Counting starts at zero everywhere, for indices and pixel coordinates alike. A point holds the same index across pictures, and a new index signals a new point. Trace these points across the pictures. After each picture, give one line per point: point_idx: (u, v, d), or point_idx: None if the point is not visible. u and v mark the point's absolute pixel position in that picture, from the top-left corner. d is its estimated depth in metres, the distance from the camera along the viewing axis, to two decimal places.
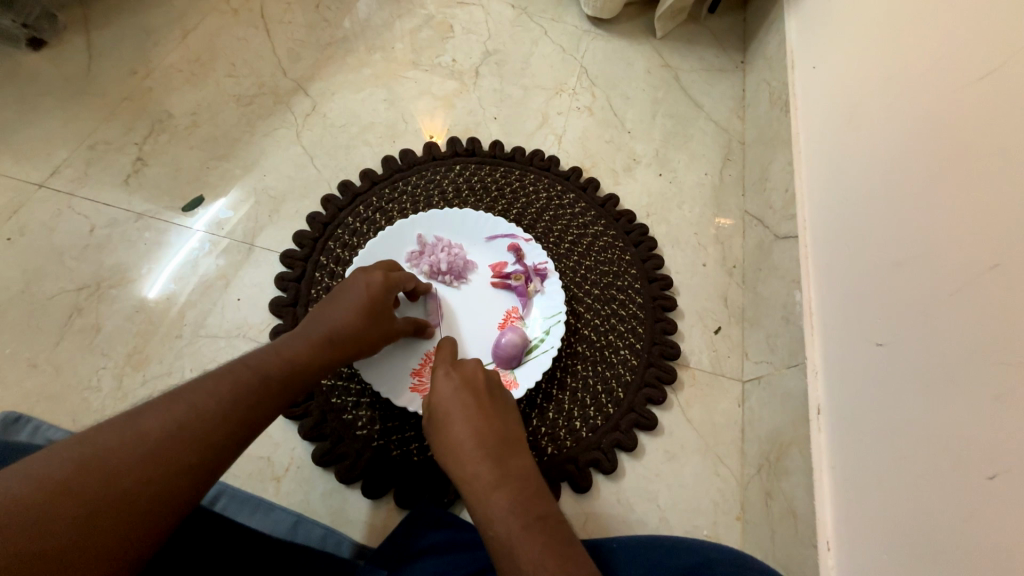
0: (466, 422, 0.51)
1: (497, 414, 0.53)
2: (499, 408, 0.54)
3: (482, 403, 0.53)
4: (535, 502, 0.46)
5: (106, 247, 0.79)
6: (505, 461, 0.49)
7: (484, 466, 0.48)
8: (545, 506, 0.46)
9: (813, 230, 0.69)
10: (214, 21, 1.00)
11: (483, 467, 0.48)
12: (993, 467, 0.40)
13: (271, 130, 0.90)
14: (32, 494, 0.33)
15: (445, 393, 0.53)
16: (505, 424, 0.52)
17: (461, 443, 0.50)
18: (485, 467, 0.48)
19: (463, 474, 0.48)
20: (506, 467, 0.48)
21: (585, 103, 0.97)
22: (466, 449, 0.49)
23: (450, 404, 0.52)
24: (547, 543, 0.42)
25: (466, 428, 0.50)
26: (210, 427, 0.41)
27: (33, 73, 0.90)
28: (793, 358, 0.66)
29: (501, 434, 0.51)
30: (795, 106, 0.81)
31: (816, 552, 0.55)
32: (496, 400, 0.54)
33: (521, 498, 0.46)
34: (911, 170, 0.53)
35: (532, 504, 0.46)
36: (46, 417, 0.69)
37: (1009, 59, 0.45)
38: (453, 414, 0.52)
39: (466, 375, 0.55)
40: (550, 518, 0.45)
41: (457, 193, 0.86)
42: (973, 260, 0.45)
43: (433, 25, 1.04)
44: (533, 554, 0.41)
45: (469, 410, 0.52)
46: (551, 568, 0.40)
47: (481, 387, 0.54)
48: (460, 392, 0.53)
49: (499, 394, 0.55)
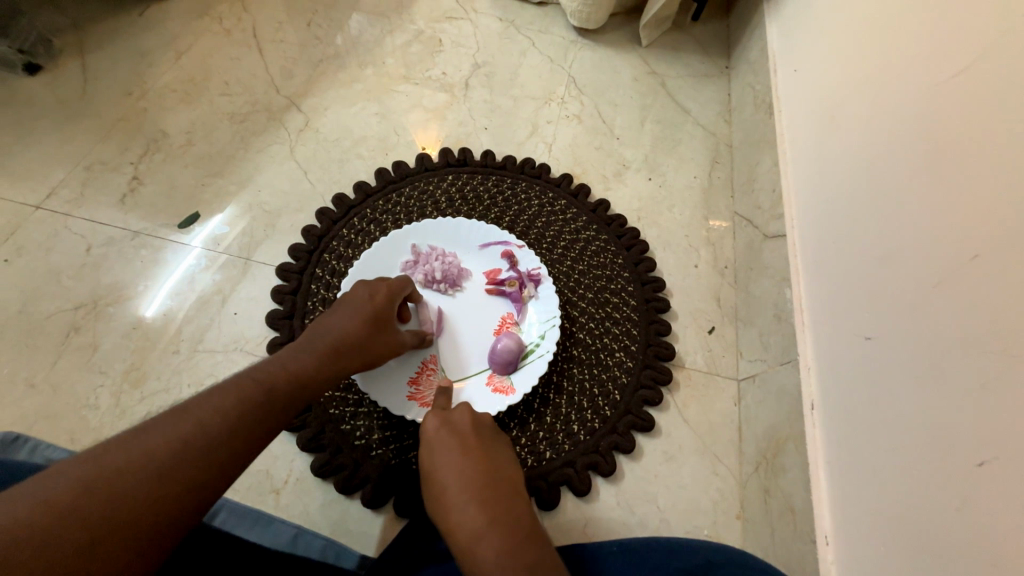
0: (452, 465, 0.52)
1: (484, 455, 0.54)
2: (486, 448, 0.55)
3: (469, 444, 0.54)
4: (524, 542, 0.45)
5: (102, 266, 0.80)
6: (492, 502, 0.49)
7: (470, 509, 0.48)
8: (533, 545, 0.45)
9: (800, 227, 0.70)
10: (207, 42, 1.01)
11: (470, 511, 0.48)
12: (981, 453, 0.40)
13: (265, 146, 0.91)
14: (36, 517, 0.33)
15: (433, 438, 0.55)
16: (494, 464, 0.53)
17: (448, 489, 0.50)
18: (472, 510, 0.48)
19: (450, 520, 0.48)
20: (493, 509, 0.48)
21: (575, 111, 0.99)
22: (451, 494, 0.50)
23: (437, 449, 0.54)
24: None
25: (453, 473, 0.51)
26: (214, 442, 0.41)
27: (29, 97, 0.92)
28: (785, 355, 0.67)
29: (489, 474, 0.52)
30: (779, 109, 0.83)
31: (815, 546, 0.55)
32: (487, 446, 0.55)
33: (508, 540, 0.45)
34: (894, 164, 0.54)
35: (520, 543, 0.45)
36: (43, 436, 0.68)
37: (984, 55, 0.47)
38: (439, 460, 0.53)
39: (452, 418, 0.57)
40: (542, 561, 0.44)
41: (450, 203, 0.87)
42: (955, 251, 0.46)
43: (423, 39, 1.06)
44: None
45: (454, 452, 0.53)
46: None
47: (468, 429, 0.56)
48: (445, 435, 0.55)
49: (487, 435, 0.57)
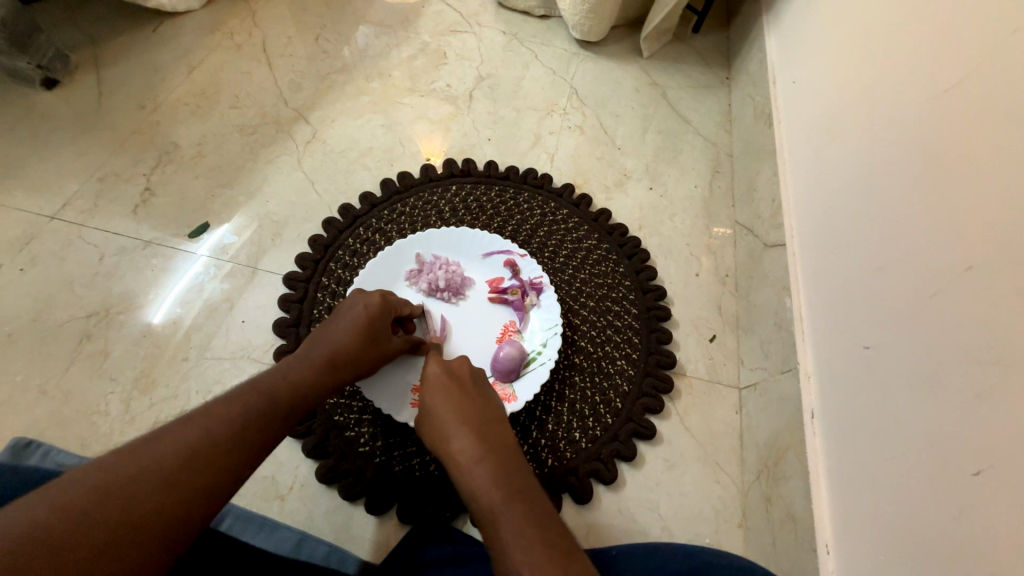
0: (453, 404, 0.54)
1: (481, 398, 0.56)
2: (482, 392, 0.57)
3: (467, 388, 0.56)
4: (518, 472, 0.48)
5: (114, 275, 0.82)
6: (488, 436, 0.51)
7: (468, 440, 0.51)
8: (526, 476, 0.49)
9: (799, 237, 0.71)
10: (219, 56, 1.04)
11: (468, 441, 0.51)
12: (977, 463, 0.40)
13: (274, 157, 0.93)
14: (56, 522, 0.34)
15: (431, 379, 0.57)
16: (490, 408, 0.55)
17: (447, 422, 0.53)
18: (470, 440, 0.50)
19: (449, 449, 0.51)
20: (489, 441, 0.51)
21: (576, 122, 1.00)
22: (450, 427, 0.52)
23: (436, 389, 0.56)
24: (527, 510, 0.44)
25: (451, 409, 0.54)
26: (220, 450, 0.42)
27: (47, 110, 0.95)
28: (786, 364, 0.67)
29: (485, 415, 0.54)
30: (778, 120, 0.84)
31: (816, 557, 0.55)
32: (481, 388, 0.57)
33: (504, 468, 0.48)
34: (890, 175, 0.55)
35: (514, 472, 0.48)
36: (55, 441, 0.70)
37: (972, 73, 0.48)
38: (439, 399, 0.55)
39: (452, 365, 0.58)
40: (534, 492, 0.47)
41: (454, 212, 0.88)
42: (949, 263, 0.46)
43: (428, 52, 1.08)
44: (512, 517, 0.43)
45: (454, 393, 0.55)
46: (533, 531, 0.42)
47: (467, 376, 0.58)
48: (444, 377, 0.57)
49: (484, 383, 0.58)
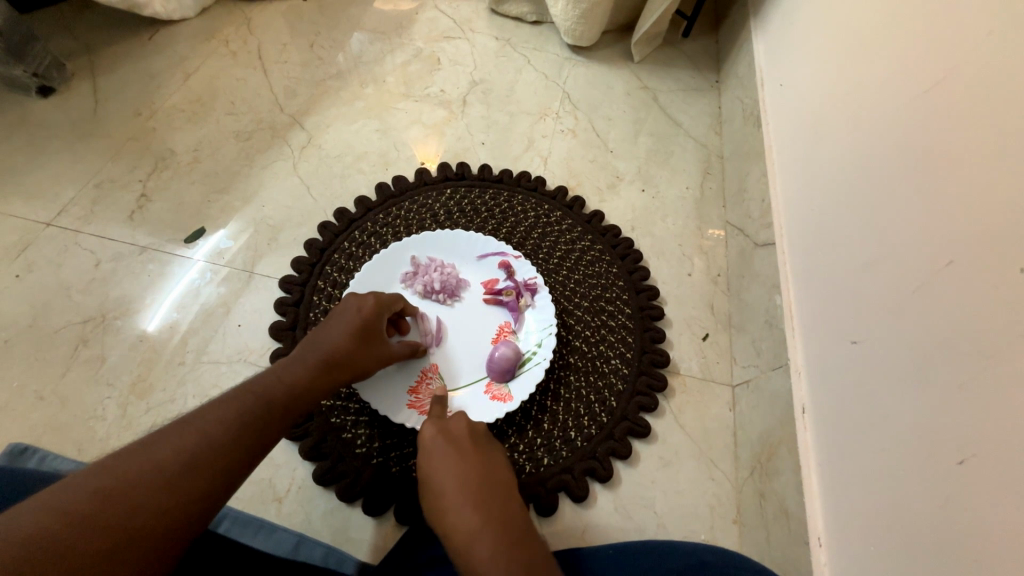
0: (450, 469, 0.54)
1: (481, 461, 0.55)
2: (482, 455, 0.56)
3: (465, 451, 0.56)
4: (518, 547, 0.47)
5: (110, 281, 0.82)
6: (487, 506, 0.51)
7: (467, 512, 0.50)
8: (527, 548, 0.48)
9: (788, 236, 0.72)
10: (214, 63, 1.05)
11: (466, 514, 0.50)
12: (961, 452, 0.41)
13: (269, 163, 0.94)
14: (57, 527, 0.34)
15: (429, 444, 0.57)
16: (489, 472, 0.55)
17: (445, 492, 0.52)
18: (468, 513, 0.50)
19: (447, 523, 0.50)
20: (489, 512, 0.50)
21: (569, 125, 1.02)
22: (449, 498, 0.51)
23: (435, 455, 0.56)
24: None
25: (449, 477, 0.53)
26: (217, 452, 0.43)
27: (43, 118, 0.95)
28: (777, 360, 0.68)
29: (484, 480, 0.53)
30: (767, 122, 0.85)
31: (808, 549, 0.56)
32: (481, 451, 0.57)
33: (504, 542, 0.47)
34: (874, 174, 0.56)
35: (514, 546, 0.47)
36: (51, 447, 0.70)
37: (951, 74, 0.49)
38: (438, 466, 0.54)
39: (449, 426, 0.58)
40: (535, 564, 0.46)
41: (449, 216, 0.89)
42: (931, 258, 0.47)
43: (421, 58, 1.09)
44: None
45: (452, 458, 0.55)
46: None
47: (465, 435, 0.58)
48: (442, 441, 0.57)
49: (483, 442, 0.58)
